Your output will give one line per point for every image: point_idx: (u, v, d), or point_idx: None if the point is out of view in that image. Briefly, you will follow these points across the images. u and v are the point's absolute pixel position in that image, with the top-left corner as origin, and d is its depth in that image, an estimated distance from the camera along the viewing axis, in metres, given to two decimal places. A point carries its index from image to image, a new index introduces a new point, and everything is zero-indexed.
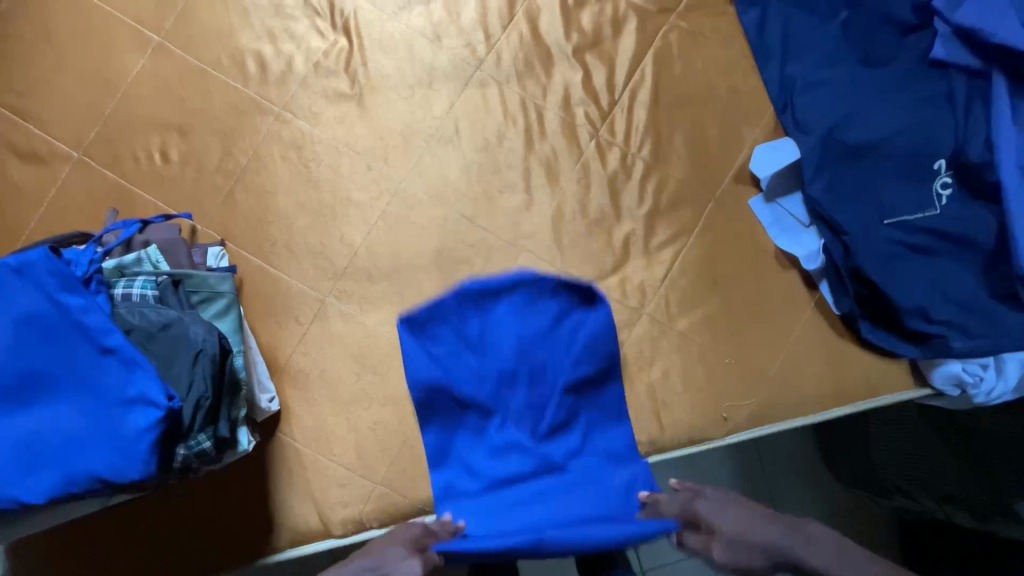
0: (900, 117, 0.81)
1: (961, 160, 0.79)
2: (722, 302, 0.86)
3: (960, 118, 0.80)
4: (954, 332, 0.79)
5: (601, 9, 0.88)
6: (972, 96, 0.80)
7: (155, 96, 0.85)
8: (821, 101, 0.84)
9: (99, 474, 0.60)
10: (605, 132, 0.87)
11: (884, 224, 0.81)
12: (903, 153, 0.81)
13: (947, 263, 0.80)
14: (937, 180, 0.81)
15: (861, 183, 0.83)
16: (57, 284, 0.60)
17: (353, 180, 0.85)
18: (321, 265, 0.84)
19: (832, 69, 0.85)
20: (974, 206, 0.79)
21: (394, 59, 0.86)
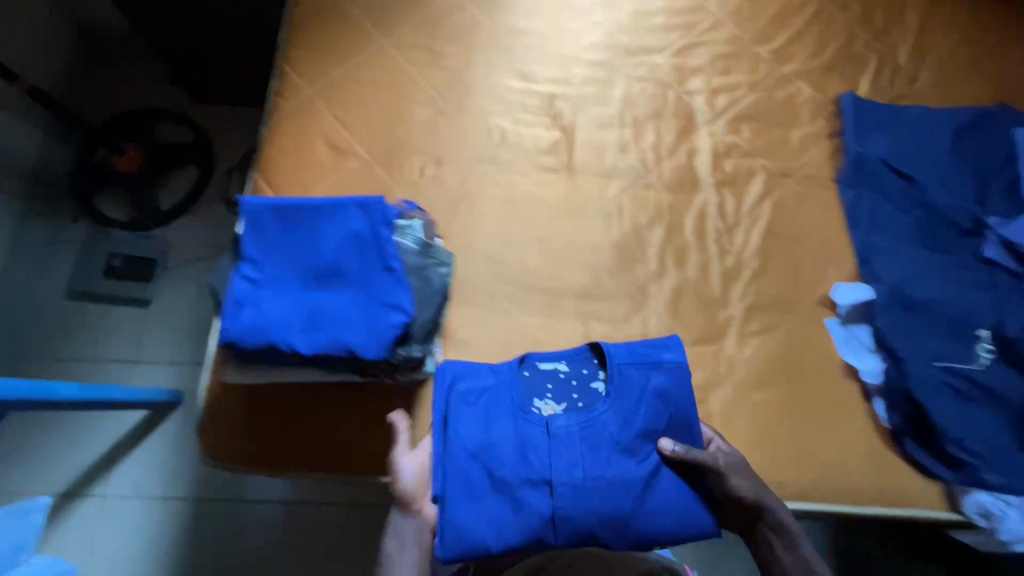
0: (957, 293, 1.08)
1: (999, 337, 1.04)
2: (792, 391, 1.08)
3: (1005, 303, 1.07)
4: (985, 465, 0.98)
5: (741, 162, 1.23)
6: (1012, 290, 1.08)
7: (426, 134, 1.24)
8: (894, 263, 1.12)
9: (352, 345, 0.86)
10: (725, 241, 1.18)
11: (936, 364, 1.03)
12: (955, 317, 1.06)
13: (984, 411, 1.01)
14: (981, 345, 1.04)
15: (920, 328, 1.07)
16: (381, 220, 0.92)
17: (540, 224, 1.18)
18: (501, 273, 1.15)
19: (903, 245, 1.14)
20: (1008, 371, 1.03)
21: (589, 154, 1.23)
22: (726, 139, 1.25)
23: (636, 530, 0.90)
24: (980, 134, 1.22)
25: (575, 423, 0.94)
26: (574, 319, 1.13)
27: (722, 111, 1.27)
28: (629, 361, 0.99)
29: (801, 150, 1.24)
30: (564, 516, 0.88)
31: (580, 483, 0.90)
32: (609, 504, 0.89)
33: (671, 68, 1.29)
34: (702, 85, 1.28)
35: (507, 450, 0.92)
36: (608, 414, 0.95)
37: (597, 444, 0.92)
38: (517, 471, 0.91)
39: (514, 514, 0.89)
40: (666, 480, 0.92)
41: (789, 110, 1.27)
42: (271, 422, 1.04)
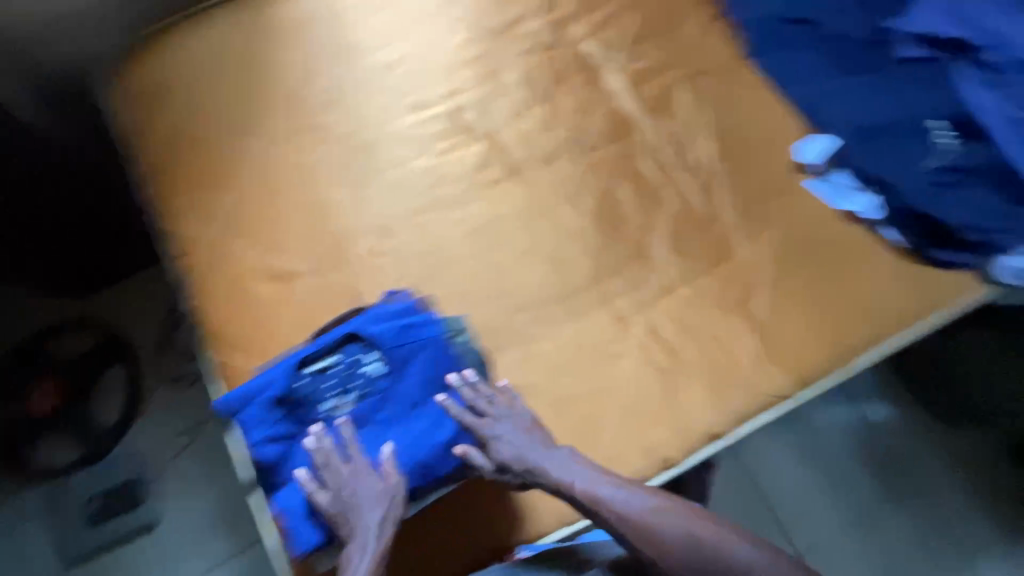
0: (901, 98, 1.12)
1: (953, 120, 1.09)
2: (815, 261, 1.11)
3: (940, 90, 1.10)
4: (1002, 235, 1.04)
5: (657, 83, 1.22)
6: (937, 77, 1.11)
7: (357, 214, 1.14)
8: (835, 104, 1.15)
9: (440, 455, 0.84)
10: (685, 162, 1.17)
11: (918, 171, 1.08)
12: (909, 122, 1.11)
13: (976, 186, 1.06)
14: (942, 135, 1.09)
15: (887, 149, 1.11)
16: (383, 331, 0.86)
17: (518, 237, 1.12)
18: (509, 304, 1.09)
19: (833, 83, 1.16)
20: (975, 145, 1.08)
21: (522, 149, 1.18)
22: (632, 67, 1.23)
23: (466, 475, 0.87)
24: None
25: (374, 414, 0.84)
26: (598, 308, 1.09)
27: (615, 43, 1.24)
28: (398, 340, 0.83)
29: (702, 42, 1.23)
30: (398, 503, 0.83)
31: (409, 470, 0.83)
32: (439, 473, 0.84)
33: (548, 28, 1.25)
34: (584, 29, 1.25)
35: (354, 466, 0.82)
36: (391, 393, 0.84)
37: (387, 420, 0.85)
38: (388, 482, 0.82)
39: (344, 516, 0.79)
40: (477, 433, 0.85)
41: (672, 12, 1.25)
42: None
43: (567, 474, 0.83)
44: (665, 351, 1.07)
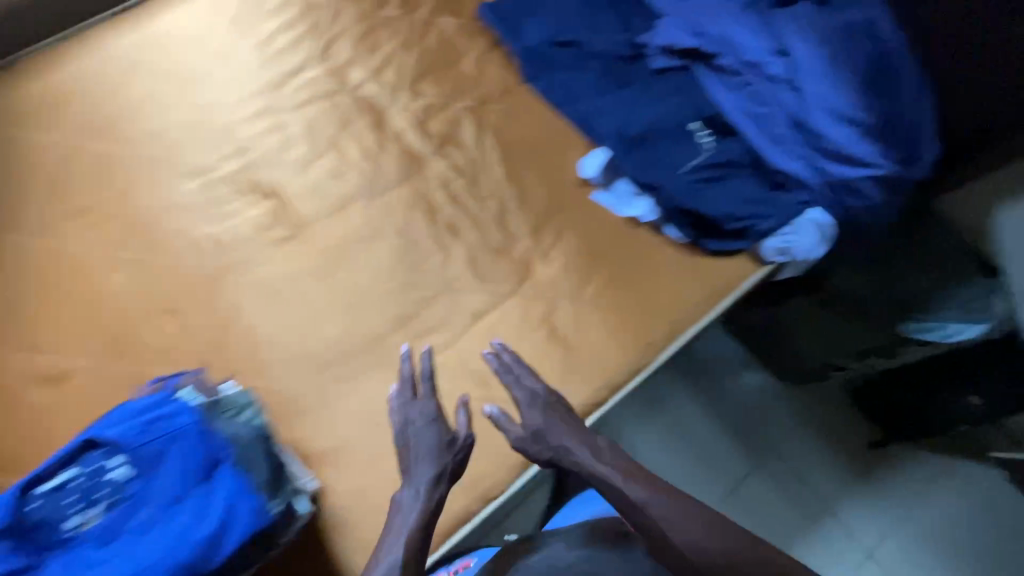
0: (662, 107, 1.20)
1: (706, 121, 1.18)
2: (610, 268, 1.16)
3: (691, 94, 1.20)
4: (758, 219, 1.14)
5: (443, 117, 1.24)
6: (689, 82, 1.20)
7: (138, 295, 1.07)
8: (608, 117, 1.21)
9: (202, 549, 0.78)
10: (479, 190, 1.19)
11: (683, 172, 1.16)
12: (669, 127, 1.19)
13: (735, 179, 1.16)
14: (699, 135, 1.18)
15: (655, 155, 1.18)
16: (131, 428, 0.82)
17: (317, 292, 1.10)
18: (313, 362, 1.06)
19: (603, 98, 1.23)
20: (727, 140, 1.18)
21: (313, 202, 1.16)
22: (416, 105, 1.24)
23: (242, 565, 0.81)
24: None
25: (127, 519, 0.79)
26: (407, 350, 1.09)
27: (398, 85, 1.25)
28: (143, 435, 0.82)
29: (481, 74, 1.27)
30: None
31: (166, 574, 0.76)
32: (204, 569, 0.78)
33: (329, 76, 1.25)
34: (365, 74, 1.26)
35: None
36: (145, 491, 0.81)
37: (139, 526, 0.79)
38: None
39: None
40: (243, 516, 0.80)
41: (449, 46, 1.28)
42: None
43: (614, 467, 0.89)
44: (477, 382, 1.08)
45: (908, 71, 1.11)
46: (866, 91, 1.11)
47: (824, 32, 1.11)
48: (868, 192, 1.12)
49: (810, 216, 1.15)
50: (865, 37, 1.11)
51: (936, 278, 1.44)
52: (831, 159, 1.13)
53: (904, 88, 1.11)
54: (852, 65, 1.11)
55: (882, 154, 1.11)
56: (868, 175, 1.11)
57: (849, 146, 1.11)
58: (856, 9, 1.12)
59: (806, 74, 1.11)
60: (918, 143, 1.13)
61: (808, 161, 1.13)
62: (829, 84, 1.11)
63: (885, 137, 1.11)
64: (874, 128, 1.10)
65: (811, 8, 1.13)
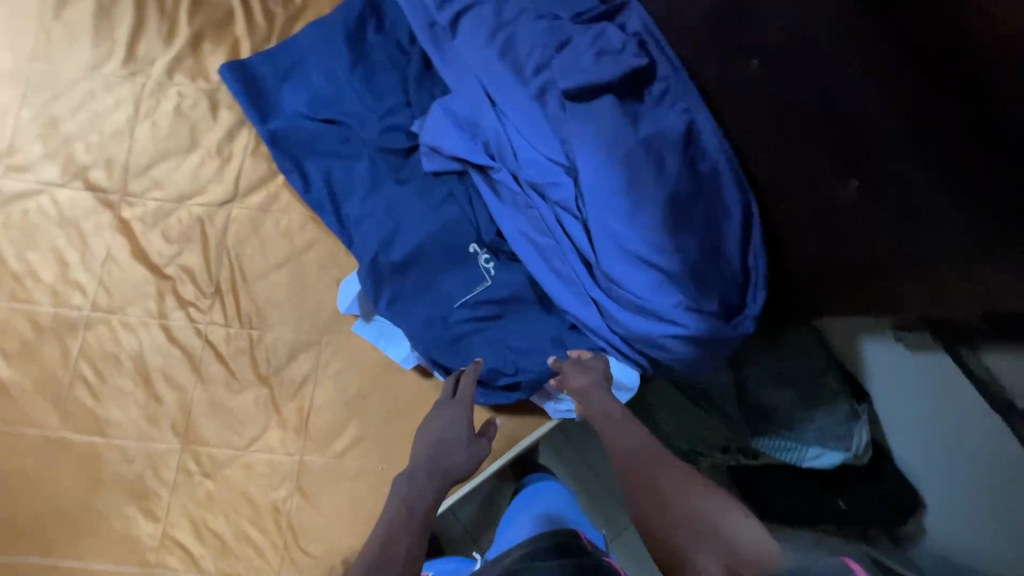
0: (435, 228, 0.96)
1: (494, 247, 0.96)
2: (363, 420, 0.98)
3: (471, 208, 0.97)
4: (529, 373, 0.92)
5: (177, 218, 1.01)
6: (470, 192, 0.97)
7: None
8: (369, 229, 0.97)
9: None
10: (215, 315, 0.99)
11: (455, 308, 0.95)
12: (442, 248, 0.96)
13: (516, 320, 0.95)
14: (480, 259, 0.96)
15: (420, 285, 0.96)
16: None
17: (14, 448, 0.95)
18: (6, 536, 0.93)
19: (370, 200, 0.98)
20: (510, 267, 0.96)
21: (13, 331, 0.97)
22: (145, 201, 1.01)
23: None
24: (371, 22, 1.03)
25: None
26: (119, 515, 0.95)
27: (123, 175, 1.01)
28: None
29: (223, 161, 1.02)
30: None
31: None
32: None
33: (34, 162, 1.01)
34: (81, 157, 1.01)
35: None
36: None
37: None
38: None
39: None
40: None
41: (187, 121, 1.02)
42: None
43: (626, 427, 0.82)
44: (196, 556, 0.94)
45: (733, 201, 0.88)
46: (671, 225, 0.85)
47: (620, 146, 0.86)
48: (673, 351, 0.87)
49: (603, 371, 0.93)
50: (672, 154, 0.87)
51: (803, 388, 1.14)
52: (629, 308, 0.88)
53: (722, 221, 0.89)
54: (654, 190, 0.85)
55: (689, 306, 0.85)
56: (669, 332, 0.86)
57: (647, 296, 0.85)
58: (663, 120, 0.89)
59: (595, 200, 0.86)
60: (737, 290, 0.90)
61: (601, 307, 0.90)
62: (624, 213, 0.85)
63: (696, 283, 0.87)
64: (680, 272, 0.85)
65: (611, 105, 0.87)
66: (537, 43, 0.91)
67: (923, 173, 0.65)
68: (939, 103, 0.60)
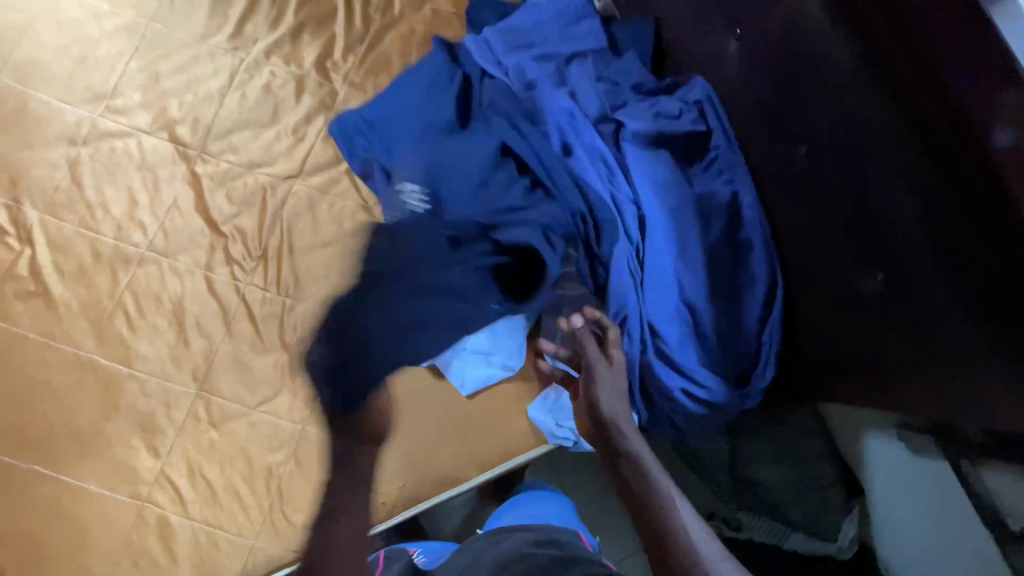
0: (469, 216, 0.93)
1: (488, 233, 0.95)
2: None
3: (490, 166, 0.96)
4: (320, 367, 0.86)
5: (243, 183, 1.09)
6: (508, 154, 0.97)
7: None
8: (422, 182, 0.96)
9: None
10: (256, 279, 1.06)
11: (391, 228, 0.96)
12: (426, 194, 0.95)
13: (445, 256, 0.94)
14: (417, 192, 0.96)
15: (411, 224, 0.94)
16: None
17: (46, 360, 1.01)
18: (20, 440, 0.99)
19: (426, 160, 0.96)
20: (474, 204, 0.94)
21: (74, 254, 1.05)
22: (219, 162, 1.10)
23: None
24: (446, 47, 1.08)
25: None
26: (124, 444, 1.00)
27: (204, 135, 1.10)
28: None
29: (296, 141, 1.10)
30: None
31: None
32: None
33: (130, 107, 1.10)
34: (171, 111, 1.11)
35: None
36: None
37: None
38: None
39: None
40: None
41: (273, 98, 1.12)
42: None
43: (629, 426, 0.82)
44: (185, 498, 0.98)
45: (761, 270, 0.91)
46: (705, 285, 0.93)
47: (672, 206, 0.93)
48: (685, 403, 0.94)
49: None
50: (715, 225, 0.94)
51: (795, 470, 1.15)
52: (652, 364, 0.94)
53: (748, 289, 0.92)
54: (694, 246, 0.92)
55: (708, 368, 0.94)
56: (688, 388, 0.93)
57: (672, 349, 0.92)
58: (709, 186, 0.95)
59: (644, 250, 0.91)
60: (749, 359, 0.93)
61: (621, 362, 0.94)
62: (667, 267, 0.92)
63: (719, 347, 0.93)
64: (705, 337, 0.93)
65: (665, 160, 0.96)
66: (601, 101, 1.00)
67: (933, 279, 0.69)
68: (954, 203, 0.63)
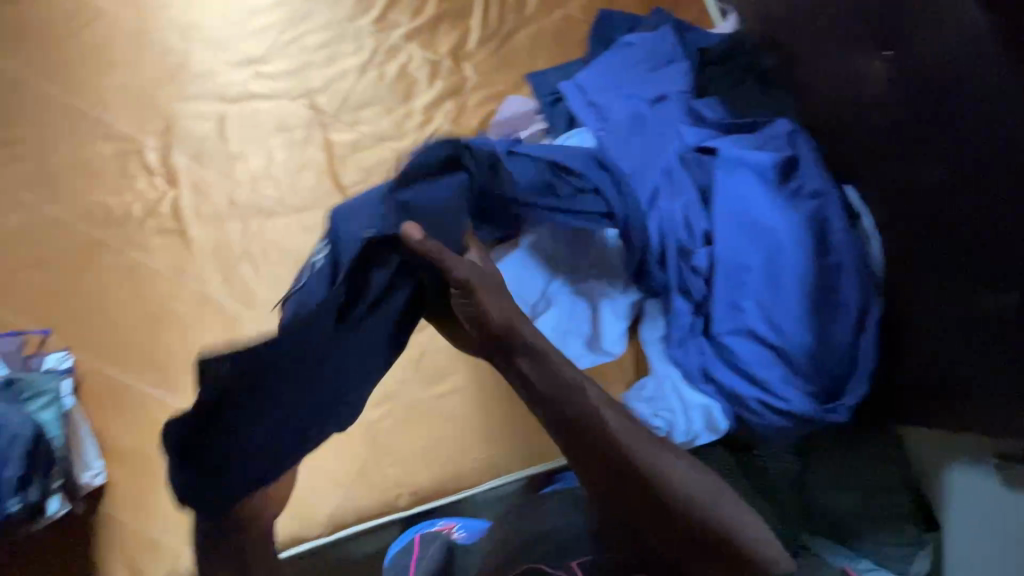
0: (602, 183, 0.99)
1: (368, 276, 0.74)
2: (467, 374, 1.07)
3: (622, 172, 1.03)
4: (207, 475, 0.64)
5: (372, 154, 1.16)
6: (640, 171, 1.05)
7: (25, 244, 1.10)
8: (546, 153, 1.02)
9: None
10: None
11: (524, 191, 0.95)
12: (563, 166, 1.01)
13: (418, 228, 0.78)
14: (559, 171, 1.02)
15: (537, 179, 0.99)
16: None
17: (177, 295, 1.09)
18: (145, 365, 1.06)
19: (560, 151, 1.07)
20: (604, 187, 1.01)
21: (212, 201, 1.13)
22: (351, 132, 1.17)
23: None
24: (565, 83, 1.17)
25: None
26: None
27: (340, 106, 1.18)
28: None
29: (424, 121, 1.18)
30: None
31: None
32: None
33: (276, 75, 1.19)
34: (312, 82, 1.19)
35: None
36: None
37: None
38: None
39: None
40: None
41: (407, 80, 1.19)
42: None
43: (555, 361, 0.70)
44: None
45: (856, 295, 0.93)
46: (806, 303, 0.92)
47: (763, 234, 0.94)
48: (765, 419, 0.96)
49: (706, 403, 1.00)
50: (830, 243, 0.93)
51: (867, 497, 1.10)
52: (737, 375, 0.97)
53: (838, 312, 0.93)
54: (792, 268, 0.92)
55: (797, 384, 0.94)
56: (769, 401, 0.95)
57: (755, 366, 0.95)
58: (807, 214, 0.94)
59: (727, 278, 0.96)
60: (839, 376, 0.95)
61: (709, 370, 0.99)
62: (760, 285, 0.94)
63: (812, 365, 0.94)
64: (796, 355, 0.93)
65: (761, 181, 0.96)
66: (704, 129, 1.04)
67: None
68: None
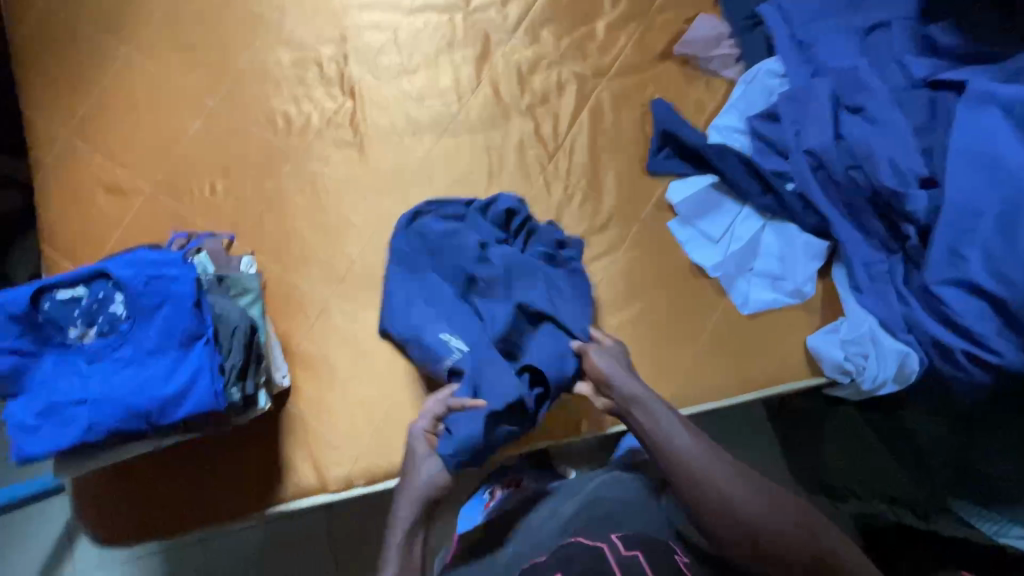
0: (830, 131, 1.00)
1: (515, 317, 0.96)
2: (647, 305, 1.02)
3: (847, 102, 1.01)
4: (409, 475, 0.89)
5: (550, 75, 1.11)
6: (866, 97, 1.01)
7: (207, 148, 1.10)
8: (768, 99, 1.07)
9: (156, 402, 0.81)
10: (551, 167, 1.08)
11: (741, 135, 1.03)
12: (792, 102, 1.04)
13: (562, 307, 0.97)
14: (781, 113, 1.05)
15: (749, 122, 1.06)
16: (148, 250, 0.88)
17: (355, 207, 1.09)
18: (326, 274, 1.07)
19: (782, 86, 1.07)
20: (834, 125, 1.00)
21: (387, 115, 1.11)
22: (529, 50, 1.12)
23: (166, 413, 0.82)
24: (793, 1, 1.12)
25: (109, 346, 0.82)
26: None
27: (518, 23, 1.13)
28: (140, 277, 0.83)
29: (605, 43, 1.12)
30: (120, 430, 0.81)
31: (130, 399, 0.80)
32: (161, 403, 0.81)
33: None
34: None
35: (67, 388, 0.80)
36: (131, 334, 0.83)
37: (123, 362, 0.82)
38: (106, 403, 0.79)
39: (66, 436, 0.78)
40: (199, 385, 0.83)
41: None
42: (134, 495, 0.97)
43: (672, 426, 0.85)
44: None
45: None
46: None
47: (1003, 176, 0.88)
48: (967, 371, 0.91)
49: (905, 350, 0.95)
50: None
51: None
52: (941, 321, 0.93)
53: None
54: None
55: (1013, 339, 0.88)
56: (978, 353, 0.89)
57: (970, 315, 0.90)
58: None
59: (957, 219, 0.90)
60: None
61: (909, 314, 0.95)
62: (990, 230, 0.88)
63: None
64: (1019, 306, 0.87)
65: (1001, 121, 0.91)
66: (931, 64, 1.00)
67: None
68: None
